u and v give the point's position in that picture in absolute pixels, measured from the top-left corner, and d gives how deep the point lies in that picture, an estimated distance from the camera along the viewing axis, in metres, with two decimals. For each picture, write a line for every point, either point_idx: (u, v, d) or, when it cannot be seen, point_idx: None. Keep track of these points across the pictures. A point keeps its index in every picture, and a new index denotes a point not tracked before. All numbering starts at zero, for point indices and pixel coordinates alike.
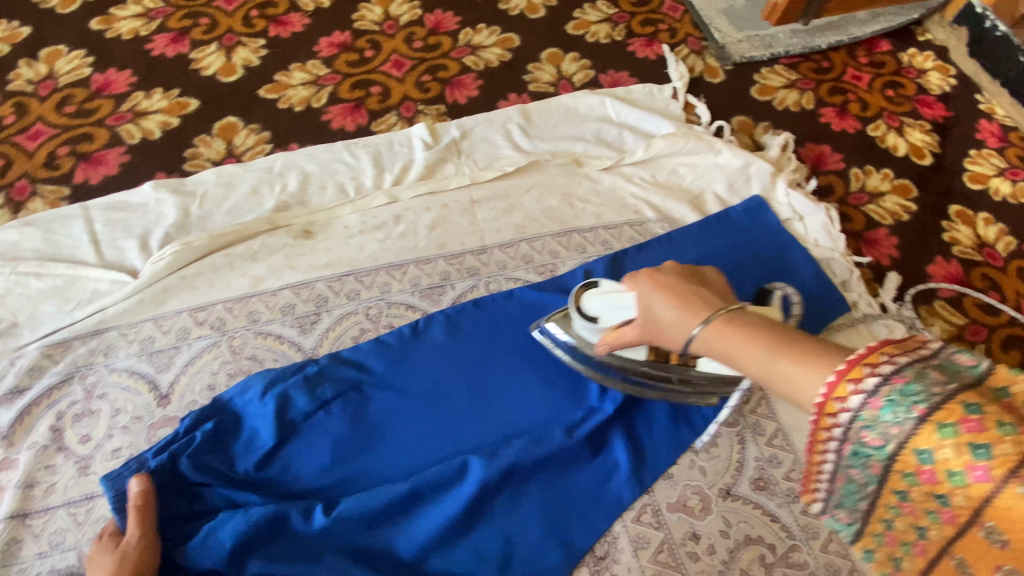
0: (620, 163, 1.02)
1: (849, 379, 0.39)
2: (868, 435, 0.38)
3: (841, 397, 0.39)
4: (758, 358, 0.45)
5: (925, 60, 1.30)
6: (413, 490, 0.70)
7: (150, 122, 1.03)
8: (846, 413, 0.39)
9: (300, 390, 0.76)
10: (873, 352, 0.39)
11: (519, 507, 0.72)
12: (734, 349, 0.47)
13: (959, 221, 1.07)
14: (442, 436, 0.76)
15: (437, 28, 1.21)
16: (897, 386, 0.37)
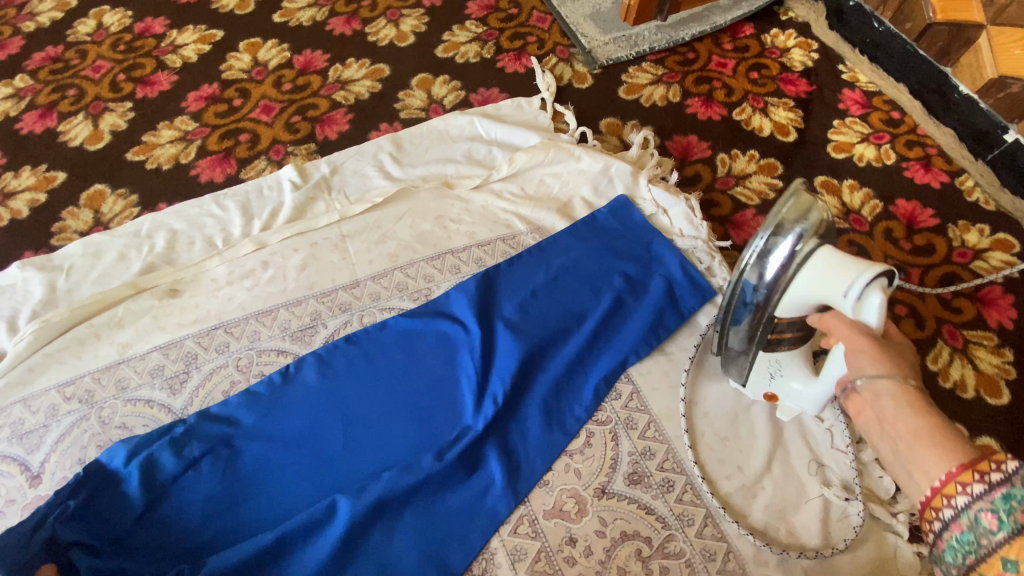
0: (488, 180, 1.04)
1: (943, 493, 0.48)
2: (946, 542, 0.48)
3: (951, 494, 0.47)
4: (896, 430, 0.54)
5: (787, 39, 1.35)
6: (281, 539, 0.69)
7: (18, 202, 1.03)
8: (939, 518, 0.49)
9: (165, 451, 0.73)
10: (957, 477, 0.47)
11: (393, 538, 0.72)
12: (885, 409, 0.56)
13: (825, 191, 1.11)
14: (314, 479, 0.75)
15: (306, 68, 1.23)
16: (969, 515, 0.46)
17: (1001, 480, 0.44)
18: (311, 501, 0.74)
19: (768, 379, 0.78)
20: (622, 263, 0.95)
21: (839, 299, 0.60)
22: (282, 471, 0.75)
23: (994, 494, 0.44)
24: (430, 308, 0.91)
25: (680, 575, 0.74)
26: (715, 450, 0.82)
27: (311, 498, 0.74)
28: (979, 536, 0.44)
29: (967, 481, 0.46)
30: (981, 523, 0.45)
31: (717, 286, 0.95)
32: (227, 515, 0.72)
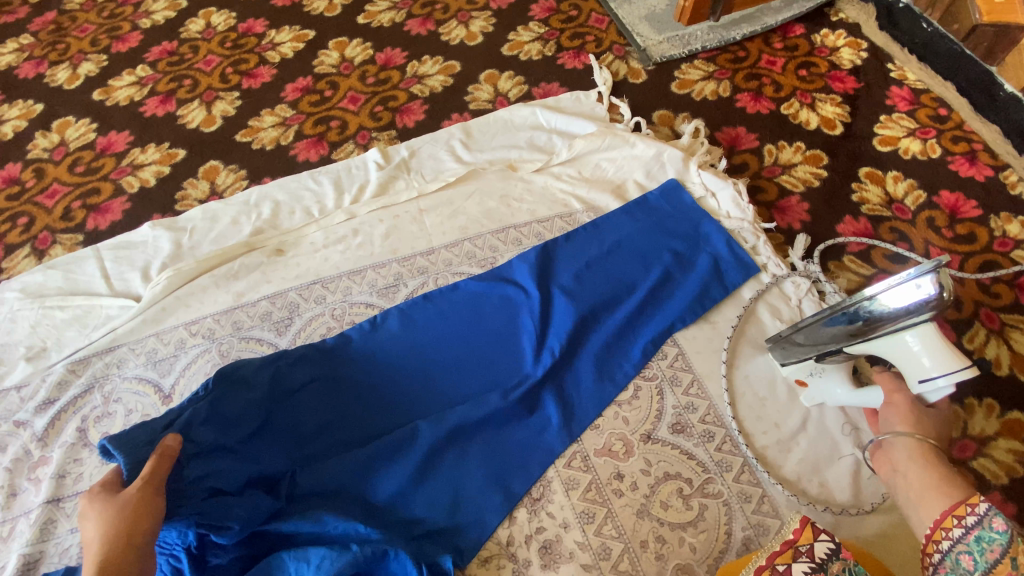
0: (549, 164, 1.15)
1: (944, 526, 0.57)
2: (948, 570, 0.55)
3: (946, 530, 0.57)
4: (918, 478, 0.64)
5: (837, 39, 1.41)
6: (373, 454, 0.82)
7: (146, 172, 1.21)
8: (940, 551, 0.57)
9: (279, 374, 0.85)
10: (957, 509, 0.57)
11: (464, 462, 0.84)
12: (909, 473, 0.66)
13: (869, 181, 1.17)
14: (400, 410, 0.87)
15: (387, 64, 1.37)
16: (970, 542, 0.54)
17: (983, 518, 0.54)
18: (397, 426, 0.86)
19: (807, 375, 0.87)
20: (671, 240, 1.04)
21: (913, 379, 0.71)
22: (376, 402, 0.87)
23: (979, 530, 0.54)
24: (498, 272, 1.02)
25: (718, 512, 0.82)
26: (753, 408, 0.90)
27: (397, 424, 0.86)
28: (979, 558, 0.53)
29: (955, 520, 0.56)
30: (979, 548, 0.54)
31: (761, 264, 1.03)
32: (330, 433, 0.84)
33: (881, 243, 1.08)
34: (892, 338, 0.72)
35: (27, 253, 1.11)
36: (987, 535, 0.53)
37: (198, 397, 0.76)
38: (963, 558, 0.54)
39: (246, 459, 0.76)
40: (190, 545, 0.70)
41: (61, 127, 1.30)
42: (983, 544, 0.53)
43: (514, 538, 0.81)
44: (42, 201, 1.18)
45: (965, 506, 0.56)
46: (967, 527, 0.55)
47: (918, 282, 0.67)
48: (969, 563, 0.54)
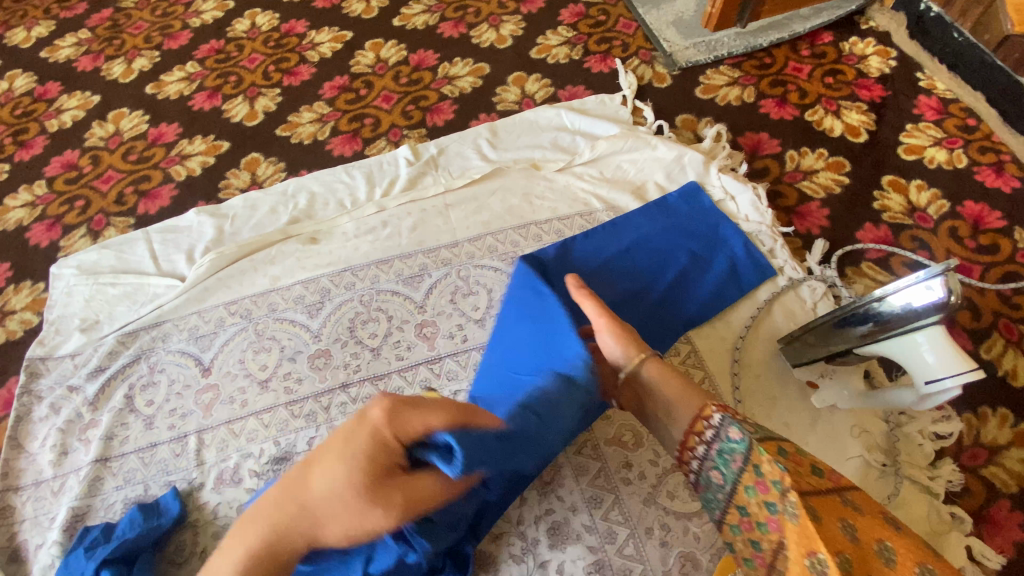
0: (571, 164, 1.19)
1: (694, 434, 0.73)
2: (714, 476, 0.70)
3: (694, 445, 0.73)
4: (671, 403, 0.76)
5: (866, 47, 1.41)
6: None
7: (192, 162, 1.29)
8: (695, 455, 0.73)
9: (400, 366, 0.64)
10: (698, 423, 0.72)
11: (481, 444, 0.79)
12: (669, 396, 0.77)
13: (892, 189, 1.17)
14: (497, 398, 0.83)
15: (420, 65, 1.43)
16: (717, 449, 0.69)
17: (718, 434, 0.70)
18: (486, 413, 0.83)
19: (817, 376, 0.91)
20: (688, 243, 1.05)
21: (920, 380, 0.74)
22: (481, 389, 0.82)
23: (716, 442, 0.70)
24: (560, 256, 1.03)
25: None
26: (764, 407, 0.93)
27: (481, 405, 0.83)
28: (734, 461, 0.67)
29: (699, 436, 0.72)
30: (728, 451, 0.68)
31: (778, 267, 1.04)
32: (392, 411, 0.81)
33: (900, 251, 1.09)
34: (904, 340, 0.74)
35: (83, 233, 1.20)
36: (726, 447, 0.68)
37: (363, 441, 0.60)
38: (712, 468, 0.70)
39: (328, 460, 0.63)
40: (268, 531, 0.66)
41: (116, 118, 1.39)
42: (724, 454, 0.69)
43: (524, 517, 0.85)
44: (97, 186, 1.27)
45: (701, 420, 0.72)
46: (710, 442, 0.70)
47: (927, 284, 0.68)
48: (717, 475, 0.69)
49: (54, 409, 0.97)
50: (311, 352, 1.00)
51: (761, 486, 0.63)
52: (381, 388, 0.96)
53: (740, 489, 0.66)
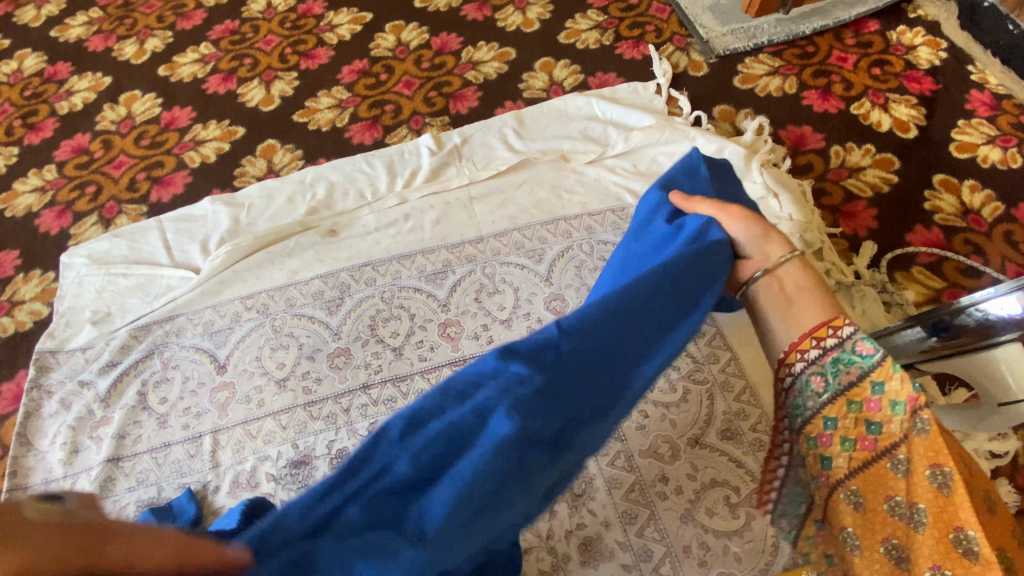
0: (603, 156, 1.13)
1: (815, 337, 0.60)
2: (815, 378, 0.60)
3: (803, 351, 0.61)
4: (809, 306, 0.61)
5: (915, 37, 1.33)
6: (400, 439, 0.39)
7: (207, 148, 1.24)
8: (799, 363, 0.61)
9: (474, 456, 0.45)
10: (825, 327, 0.60)
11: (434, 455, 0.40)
12: (797, 292, 0.63)
13: (943, 190, 1.10)
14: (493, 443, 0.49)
15: (443, 49, 1.36)
16: (830, 356, 0.59)
17: (846, 341, 0.58)
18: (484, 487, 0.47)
19: None
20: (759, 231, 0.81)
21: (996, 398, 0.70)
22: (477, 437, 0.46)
23: (832, 355, 0.59)
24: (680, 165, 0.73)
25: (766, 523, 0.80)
26: None
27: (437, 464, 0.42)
28: (848, 374, 0.58)
29: (811, 343, 0.60)
30: (848, 358, 0.58)
31: (824, 271, 0.98)
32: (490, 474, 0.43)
33: (953, 255, 1.02)
34: (981, 356, 0.69)
35: (94, 221, 1.16)
36: (845, 356, 0.58)
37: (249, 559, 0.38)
38: (812, 376, 0.60)
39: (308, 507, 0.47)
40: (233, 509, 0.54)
41: (128, 101, 1.34)
42: (840, 366, 0.59)
43: (555, 532, 0.80)
44: (109, 171, 1.22)
45: (828, 328, 0.59)
46: (825, 350, 0.59)
47: (1001, 301, 0.63)
48: (818, 383, 0.60)
49: (64, 405, 0.93)
50: (330, 350, 0.96)
51: (879, 401, 0.56)
52: (403, 391, 0.92)
53: (861, 388, 0.58)
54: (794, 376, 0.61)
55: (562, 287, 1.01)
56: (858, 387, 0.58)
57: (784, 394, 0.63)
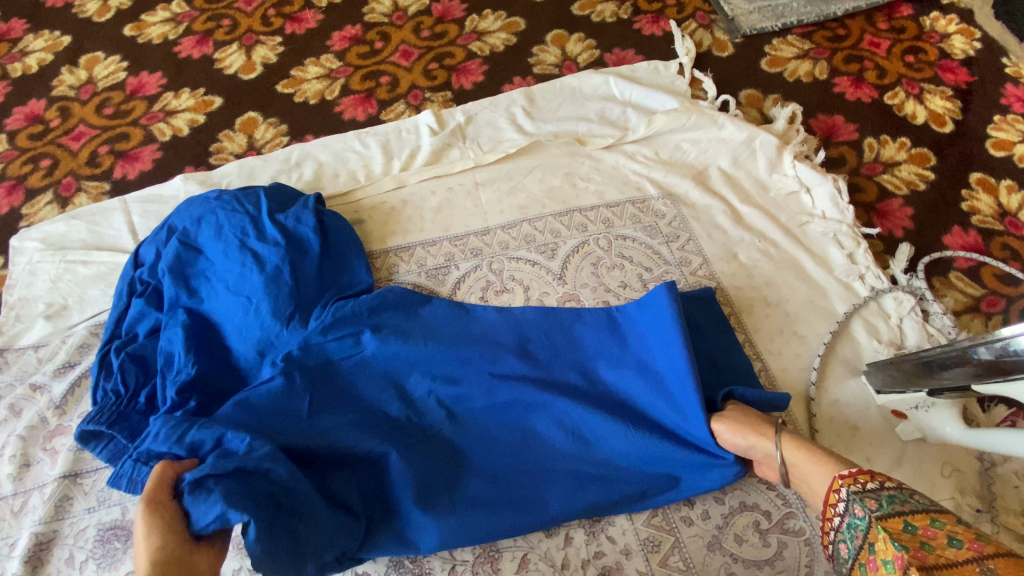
0: (622, 141, 1.03)
1: (829, 504, 0.59)
2: (843, 544, 0.57)
3: (829, 518, 0.59)
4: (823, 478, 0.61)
5: (949, 23, 1.25)
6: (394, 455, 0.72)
7: (179, 120, 1.10)
8: (834, 514, 0.58)
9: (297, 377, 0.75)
10: (831, 493, 0.59)
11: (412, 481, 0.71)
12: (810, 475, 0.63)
13: (981, 189, 1.03)
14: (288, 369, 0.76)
15: (444, 17, 1.24)
16: (847, 519, 0.57)
17: (848, 505, 0.57)
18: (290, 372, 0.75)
19: (909, 408, 0.78)
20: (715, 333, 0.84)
21: None
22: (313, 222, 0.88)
23: (848, 517, 0.57)
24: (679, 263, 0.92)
25: (798, 552, 0.74)
26: (843, 440, 0.81)
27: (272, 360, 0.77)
28: (860, 509, 0.55)
29: (831, 509, 0.59)
30: (856, 520, 0.55)
31: (859, 275, 0.91)
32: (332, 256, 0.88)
33: (992, 260, 0.95)
34: None
35: (49, 200, 1.02)
36: (853, 522, 0.56)
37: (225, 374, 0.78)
38: (842, 548, 0.58)
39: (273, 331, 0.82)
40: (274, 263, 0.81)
41: (88, 64, 1.19)
42: (852, 530, 0.56)
43: (570, 561, 0.73)
44: (67, 143, 1.09)
45: (834, 493, 0.59)
46: (840, 515, 0.57)
47: None
48: (846, 551, 0.57)
49: (14, 411, 0.82)
50: None
51: (925, 526, 0.51)
52: None
53: (873, 530, 0.53)
54: (836, 533, 0.58)
55: (577, 287, 0.92)
56: (873, 526, 0.54)
57: (829, 537, 0.59)
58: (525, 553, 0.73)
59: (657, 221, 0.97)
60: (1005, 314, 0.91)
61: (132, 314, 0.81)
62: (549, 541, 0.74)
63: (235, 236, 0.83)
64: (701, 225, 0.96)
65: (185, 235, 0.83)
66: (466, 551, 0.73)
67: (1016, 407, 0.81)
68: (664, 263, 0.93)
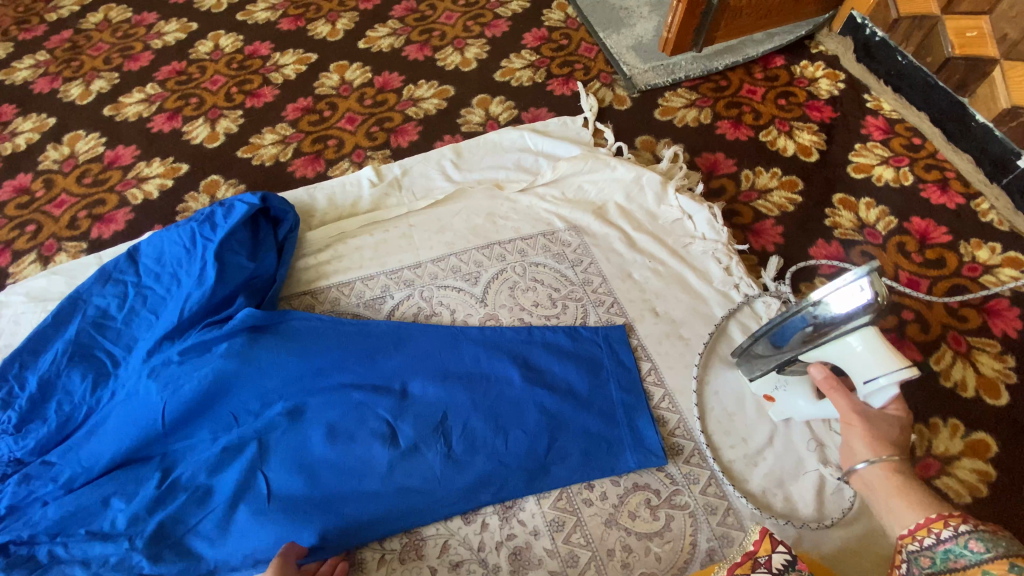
0: (533, 184, 1.20)
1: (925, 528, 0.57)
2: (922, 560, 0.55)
3: (917, 537, 0.57)
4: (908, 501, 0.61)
5: (816, 70, 1.47)
6: (260, 443, 0.89)
7: (150, 185, 1.26)
8: (927, 538, 0.56)
9: (206, 354, 0.91)
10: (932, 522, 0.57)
11: (271, 497, 0.85)
12: (889, 493, 0.64)
13: (842, 207, 1.21)
14: (197, 425, 0.89)
15: (385, 87, 1.44)
16: (947, 545, 0.54)
17: (958, 535, 0.53)
18: (181, 416, 0.88)
19: (772, 389, 0.91)
20: (580, 379, 0.96)
21: (858, 380, 0.75)
22: (210, 240, 0.98)
23: (951, 543, 0.53)
24: (564, 328, 1.02)
25: (684, 523, 0.85)
26: (723, 429, 0.93)
27: (177, 306, 0.93)
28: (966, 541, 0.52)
29: (930, 529, 0.56)
30: (957, 547, 0.53)
31: (734, 284, 1.06)
32: (227, 281, 0.95)
33: (851, 266, 1.13)
34: (840, 340, 0.75)
35: (32, 259, 1.16)
36: (957, 549, 0.53)
37: (104, 426, 0.86)
38: (922, 560, 0.55)
39: (173, 300, 0.95)
40: (173, 325, 0.92)
41: (71, 141, 1.36)
42: (949, 556, 0.53)
43: (486, 543, 0.84)
44: (50, 210, 1.23)
45: (932, 521, 0.56)
46: (942, 538, 0.55)
47: (858, 286, 0.70)
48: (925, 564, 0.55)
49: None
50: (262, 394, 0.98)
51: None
52: None
53: (980, 562, 0.50)
54: (921, 548, 0.56)
55: (496, 308, 1.07)
56: (984, 561, 0.50)
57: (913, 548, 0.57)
58: (446, 540, 0.85)
59: (564, 249, 1.12)
60: None
61: (47, 360, 0.91)
62: (467, 527, 0.85)
63: (137, 305, 0.96)
64: (601, 251, 1.11)
65: (98, 310, 0.95)
66: (394, 541, 0.85)
67: None
68: (570, 283, 1.09)
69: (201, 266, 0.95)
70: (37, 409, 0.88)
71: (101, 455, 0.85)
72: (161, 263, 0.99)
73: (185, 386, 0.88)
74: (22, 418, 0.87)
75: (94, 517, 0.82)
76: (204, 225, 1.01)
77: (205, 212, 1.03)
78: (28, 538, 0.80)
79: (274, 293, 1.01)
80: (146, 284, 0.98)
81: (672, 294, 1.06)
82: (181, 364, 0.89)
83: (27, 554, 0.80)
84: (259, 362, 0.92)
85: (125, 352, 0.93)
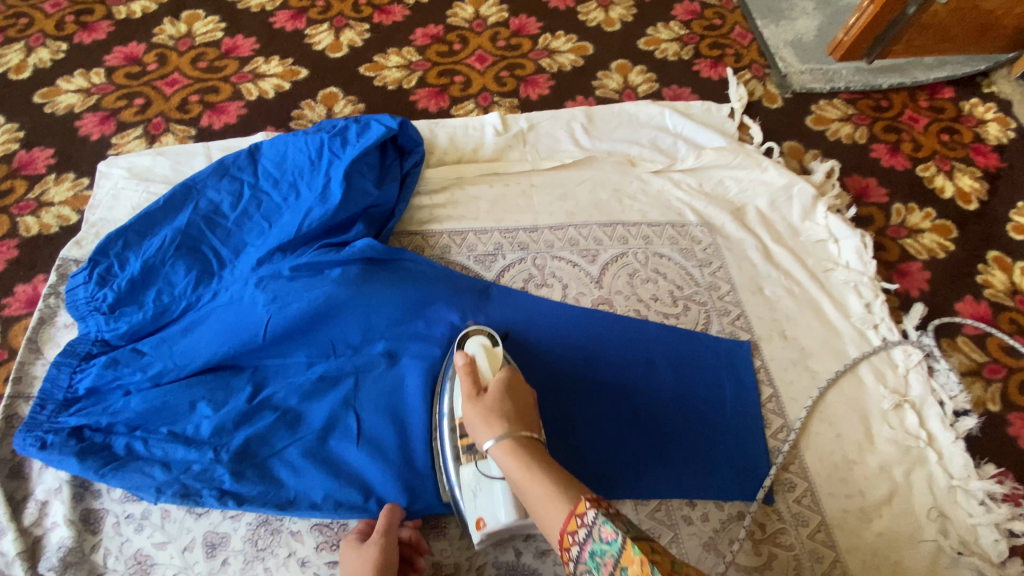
0: (670, 168, 1.10)
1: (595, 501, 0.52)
2: (605, 528, 0.49)
3: (571, 530, 0.51)
4: (538, 494, 0.55)
5: (987, 111, 1.32)
6: (356, 381, 0.83)
7: (266, 84, 1.19)
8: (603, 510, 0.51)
9: (315, 276, 0.85)
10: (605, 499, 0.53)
11: (360, 438, 0.80)
12: (525, 482, 0.57)
13: (996, 266, 1.10)
14: (294, 346, 0.84)
15: (520, 31, 1.33)
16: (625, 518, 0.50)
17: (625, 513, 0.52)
18: (281, 334, 0.82)
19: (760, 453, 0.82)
20: (697, 387, 0.89)
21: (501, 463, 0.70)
22: (338, 156, 0.92)
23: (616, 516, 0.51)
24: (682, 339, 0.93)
25: (786, 565, 0.80)
26: (838, 470, 0.87)
27: (295, 220, 0.87)
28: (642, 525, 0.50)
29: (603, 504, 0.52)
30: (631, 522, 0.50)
31: (874, 324, 0.98)
32: (349, 203, 0.89)
33: (998, 332, 1.03)
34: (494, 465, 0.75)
35: (137, 134, 1.11)
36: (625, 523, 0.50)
37: (201, 329, 0.81)
38: (603, 528, 0.49)
39: (291, 212, 0.89)
40: (289, 238, 0.86)
41: (189, 19, 1.29)
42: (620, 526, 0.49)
43: None
44: (161, 87, 1.17)
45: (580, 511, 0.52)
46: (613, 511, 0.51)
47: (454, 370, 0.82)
48: (608, 528, 0.49)
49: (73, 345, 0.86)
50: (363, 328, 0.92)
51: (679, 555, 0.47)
52: None
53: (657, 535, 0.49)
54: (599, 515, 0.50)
55: (612, 293, 0.99)
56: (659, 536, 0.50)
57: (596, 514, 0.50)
58: None
59: (693, 246, 1.04)
60: (1003, 382, 0.98)
61: (151, 246, 0.85)
62: None
63: (251, 208, 0.90)
64: (733, 256, 1.03)
65: (210, 206, 0.89)
66: None
67: (1005, 468, 0.91)
68: (694, 284, 1.00)
69: (326, 182, 0.90)
70: (136, 293, 0.83)
71: (192, 359, 0.80)
72: (281, 169, 0.93)
73: (291, 303, 0.82)
74: (117, 300, 0.83)
75: (178, 418, 0.78)
76: (334, 139, 0.94)
77: (334, 126, 0.97)
78: (106, 426, 0.77)
79: (392, 227, 0.96)
80: (264, 190, 0.92)
81: (803, 321, 0.98)
82: (292, 281, 0.84)
83: (102, 442, 0.76)
84: (367, 294, 0.85)
85: (232, 256, 0.87)
